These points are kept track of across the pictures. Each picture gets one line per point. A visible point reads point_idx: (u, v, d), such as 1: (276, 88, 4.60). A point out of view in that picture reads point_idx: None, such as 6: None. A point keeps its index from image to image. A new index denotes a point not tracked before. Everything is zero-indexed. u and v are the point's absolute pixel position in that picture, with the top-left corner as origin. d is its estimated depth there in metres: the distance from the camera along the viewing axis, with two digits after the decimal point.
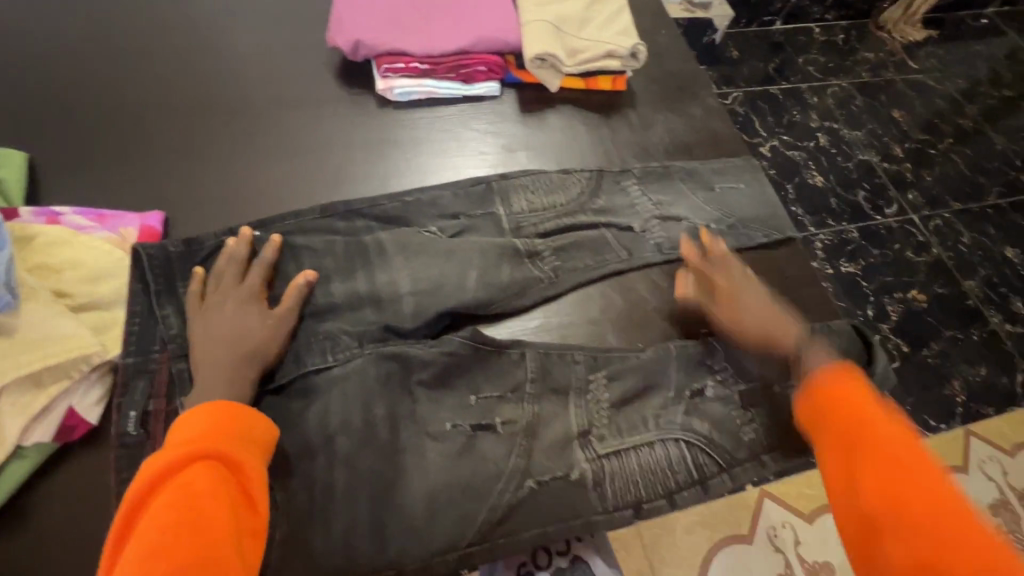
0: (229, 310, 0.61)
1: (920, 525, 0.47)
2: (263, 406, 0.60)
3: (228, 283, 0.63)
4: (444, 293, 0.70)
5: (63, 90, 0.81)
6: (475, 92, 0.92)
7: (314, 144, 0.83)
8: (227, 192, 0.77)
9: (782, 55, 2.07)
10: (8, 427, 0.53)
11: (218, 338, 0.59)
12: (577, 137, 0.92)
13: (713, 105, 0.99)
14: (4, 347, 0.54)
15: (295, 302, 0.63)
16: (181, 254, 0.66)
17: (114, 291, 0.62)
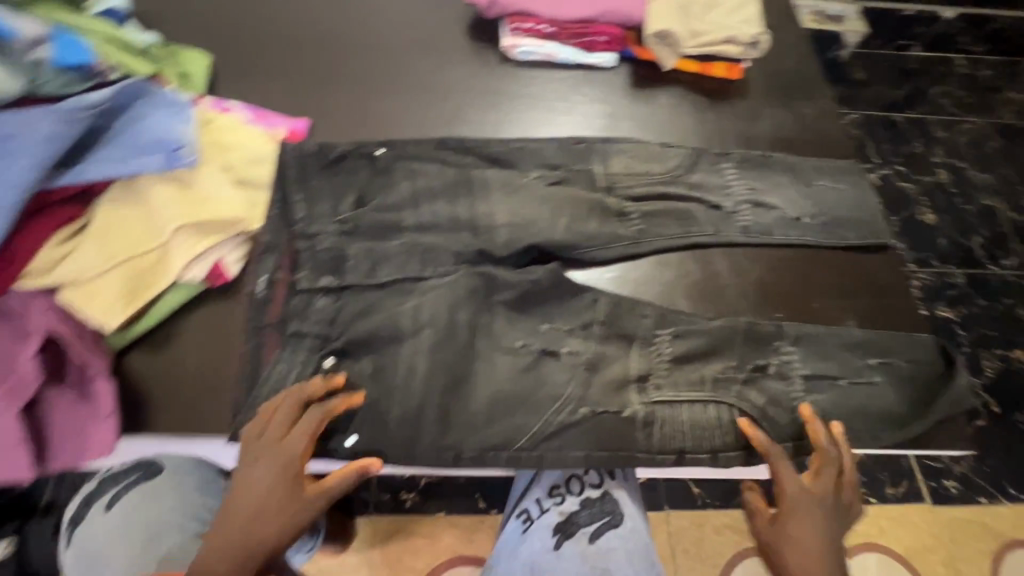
0: (258, 482, 0.57)
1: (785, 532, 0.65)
2: (365, 293, 0.68)
3: (267, 435, 0.59)
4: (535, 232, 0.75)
5: (244, 12, 0.95)
6: (592, 60, 0.96)
7: (439, 87, 0.91)
8: (360, 115, 0.87)
9: (915, 83, 1.94)
10: (175, 261, 0.64)
11: (236, 524, 0.57)
12: (682, 117, 0.95)
13: (827, 108, 0.98)
14: (185, 197, 0.65)
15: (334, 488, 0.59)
16: (315, 155, 0.75)
17: (264, 174, 0.73)
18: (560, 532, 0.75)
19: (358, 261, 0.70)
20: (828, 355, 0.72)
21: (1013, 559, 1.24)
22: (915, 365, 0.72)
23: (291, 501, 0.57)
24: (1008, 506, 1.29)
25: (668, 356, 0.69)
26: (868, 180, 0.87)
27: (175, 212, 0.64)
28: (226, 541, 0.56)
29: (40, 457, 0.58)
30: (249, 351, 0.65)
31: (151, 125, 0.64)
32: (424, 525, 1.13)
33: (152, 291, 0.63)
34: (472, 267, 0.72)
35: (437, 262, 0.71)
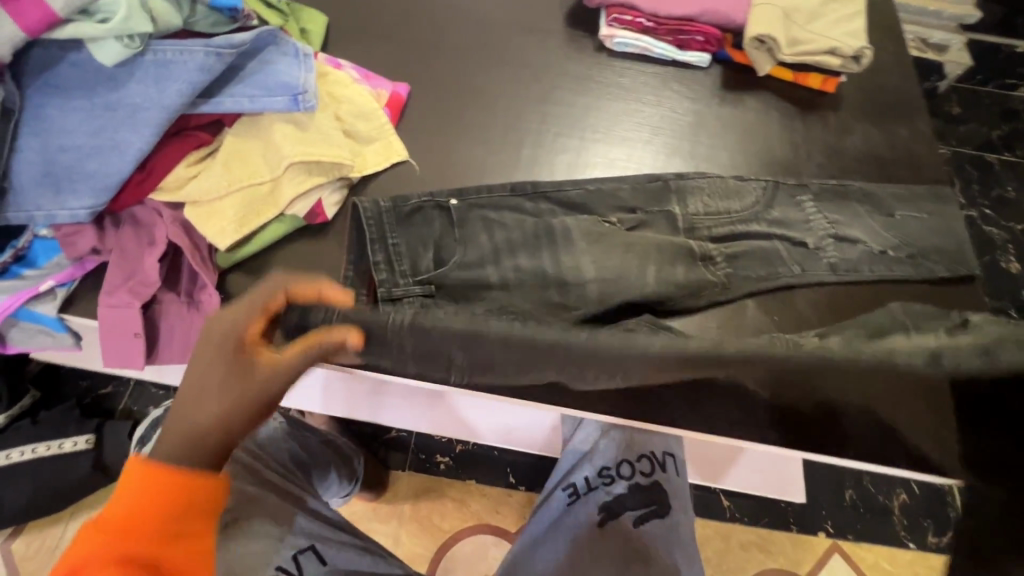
0: (208, 363, 0.50)
1: None
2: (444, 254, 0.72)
3: (233, 312, 0.52)
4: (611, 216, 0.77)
5: None
6: (685, 58, 0.97)
7: (533, 69, 0.95)
8: (456, 87, 0.91)
9: (1016, 124, 1.83)
10: (284, 194, 0.70)
11: (181, 403, 0.51)
12: (769, 124, 0.94)
13: (924, 131, 0.95)
14: (299, 138, 0.71)
15: (298, 355, 0.51)
16: (389, 209, 0.74)
17: (369, 130, 0.79)
18: (605, 511, 0.75)
19: (441, 248, 0.74)
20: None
21: None
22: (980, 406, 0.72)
23: (242, 385, 0.50)
24: None
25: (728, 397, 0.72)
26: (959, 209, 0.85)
27: (290, 150, 0.69)
28: (171, 424, 0.51)
29: (149, 353, 0.65)
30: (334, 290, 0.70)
31: (279, 70, 0.70)
32: (455, 489, 1.17)
33: (260, 219, 0.69)
34: (558, 294, 0.72)
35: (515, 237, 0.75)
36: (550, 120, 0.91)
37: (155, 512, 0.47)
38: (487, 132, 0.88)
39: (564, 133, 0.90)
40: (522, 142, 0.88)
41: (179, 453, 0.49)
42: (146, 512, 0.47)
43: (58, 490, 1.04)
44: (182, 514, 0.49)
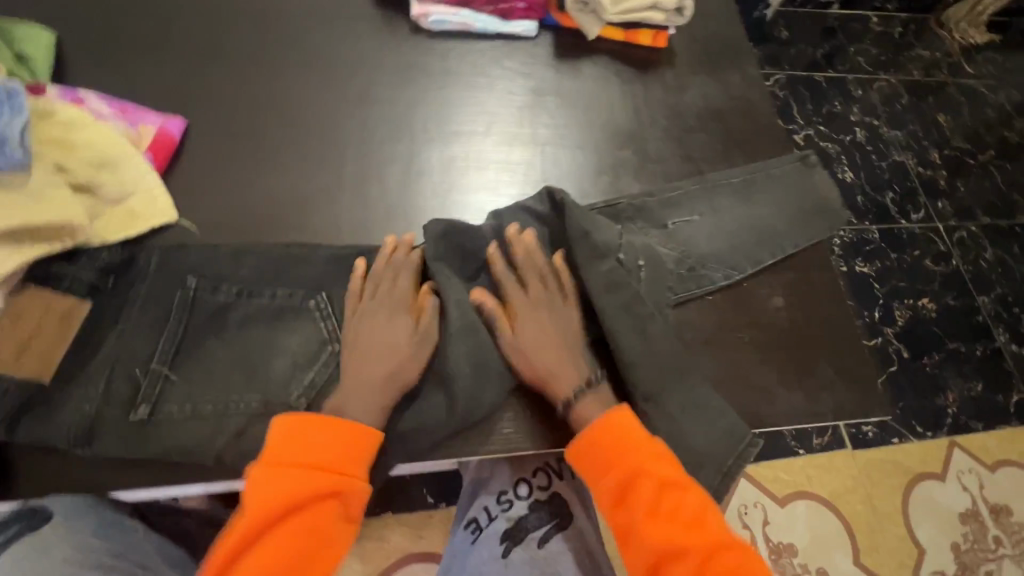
0: (385, 325, 0.59)
1: (665, 515, 0.53)
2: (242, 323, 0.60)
3: (385, 287, 0.61)
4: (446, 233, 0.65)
5: None
6: (511, 29, 0.88)
7: (342, 66, 0.82)
8: (249, 100, 0.76)
9: (833, 41, 2.01)
10: None
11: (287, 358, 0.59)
12: (610, 91, 0.89)
13: (754, 75, 0.96)
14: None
15: (435, 321, 0.61)
16: (168, 278, 0.60)
17: (118, 184, 0.62)
18: (506, 540, 0.65)
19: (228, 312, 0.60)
20: (760, 352, 0.73)
21: (922, 492, 1.34)
22: (827, 348, 0.75)
23: (410, 335, 0.59)
24: (915, 442, 1.40)
25: None
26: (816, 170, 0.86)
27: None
28: (370, 375, 0.57)
29: None
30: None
31: None
32: (371, 527, 1.09)
33: None
34: None
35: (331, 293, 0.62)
36: (373, 127, 0.78)
37: (340, 463, 0.53)
38: (298, 153, 0.74)
39: (391, 139, 0.78)
40: (344, 159, 0.75)
41: (382, 397, 0.56)
42: (335, 460, 0.53)
43: None
44: (364, 453, 0.54)
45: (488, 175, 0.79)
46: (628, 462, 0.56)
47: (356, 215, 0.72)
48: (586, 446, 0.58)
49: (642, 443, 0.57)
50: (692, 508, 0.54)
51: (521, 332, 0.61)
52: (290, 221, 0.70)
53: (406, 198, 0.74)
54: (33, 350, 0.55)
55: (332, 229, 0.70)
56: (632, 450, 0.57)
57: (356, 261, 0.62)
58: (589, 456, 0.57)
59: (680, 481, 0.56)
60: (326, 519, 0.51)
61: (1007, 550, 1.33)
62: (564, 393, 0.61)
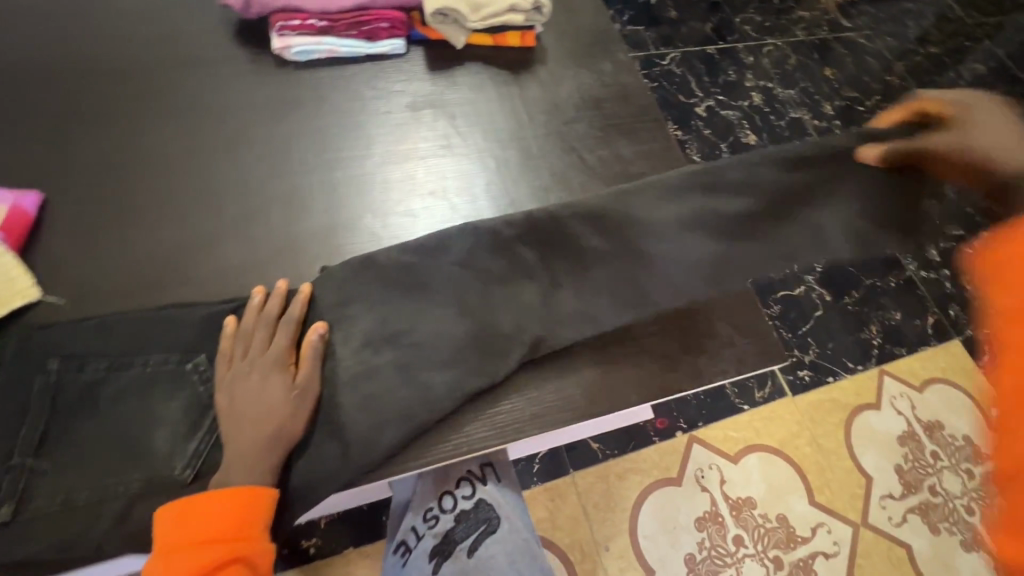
0: (259, 384, 0.58)
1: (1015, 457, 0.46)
2: (113, 394, 0.57)
3: (259, 345, 0.60)
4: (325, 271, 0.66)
5: None
6: (379, 50, 0.89)
7: (208, 112, 0.80)
8: (110, 159, 0.74)
9: (720, 14, 2.11)
10: None
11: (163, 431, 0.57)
12: (487, 96, 0.91)
13: (625, 61, 0.99)
14: None
15: (314, 365, 0.61)
16: (25, 363, 0.58)
17: None
18: (437, 555, 0.65)
19: (93, 390, 0.57)
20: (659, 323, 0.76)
21: (861, 422, 1.42)
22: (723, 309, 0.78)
23: (287, 390, 0.59)
24: (848, 377, 1.48)
25: (518, 407, 0.67)
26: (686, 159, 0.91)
27: None
28: (247, 439, 0.56)
29: None
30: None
31: None
32: (334, 565, 1.08)
33: None
34: None
35: (210, 353, 0.61)
36: (247, 168, 0.77)
37: (232, 531, 0.53)
38: (170, 206, 0.72)
39: (268, 178, 0.77)
40: (219, 205, 0.74)
41: (267, 456, 0.56)
42: (227, 529, 0.53)
43: None
44: (256, 514, 0.54)
45: (373, 199, 0.79)
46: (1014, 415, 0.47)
47: (238, 259, 0.71)
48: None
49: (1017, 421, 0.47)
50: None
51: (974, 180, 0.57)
52: (167, 277, 0.68)
53: (288, 235, 0.74)
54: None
55: (214, 277, 0.69)
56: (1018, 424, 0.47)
57: (226, 321, 0.62)
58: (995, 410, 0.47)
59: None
60: None
61: (945, 462, 1.42)
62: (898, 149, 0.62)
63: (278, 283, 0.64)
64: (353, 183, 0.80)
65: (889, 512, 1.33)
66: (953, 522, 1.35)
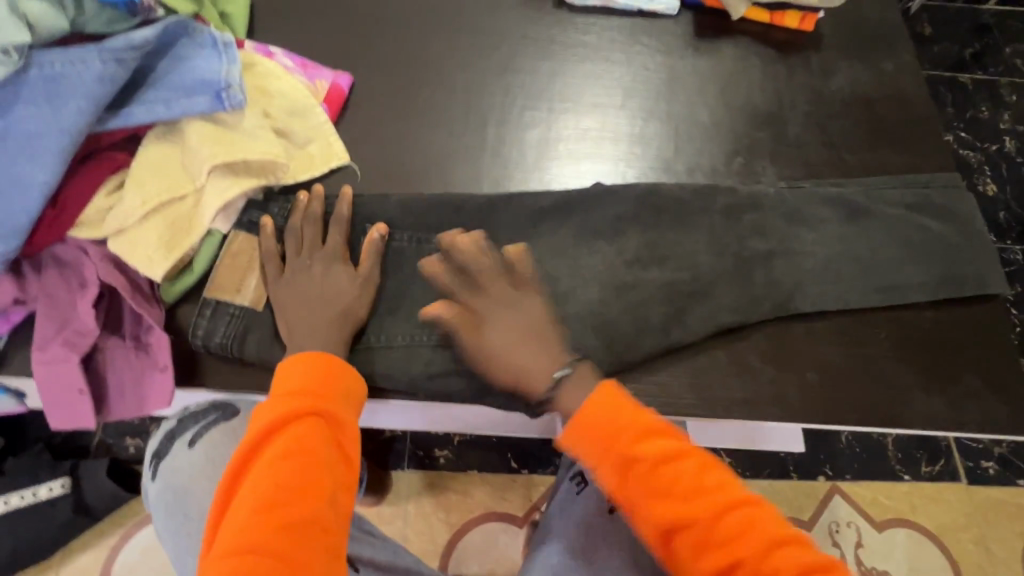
0: (518, 310, 0.60)
1: (674, 485, 0.52)
2: (391, 262, 0.64)
3: (498, 272, 0.61)
4: (583, 198, 0.69)
5: None
6: (653, 7, 0.89)
7: (489, 37, 0.86)
8: (405, 63, 0.82)
9: (986, 39, 1.81)
10: (206, 207, 0.61)
11: (527, 362, 0.59)
12: (750, 72, 0.87)
13: (910, 65, 0.89)
14: (220, 135, 0.62)
15: (375, 259, 0.61)
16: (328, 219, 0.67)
17: (304, 129, 0.70)
18: None
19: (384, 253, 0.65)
20: (895, 347, 0.70)
21: None
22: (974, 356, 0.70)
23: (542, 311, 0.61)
24: None
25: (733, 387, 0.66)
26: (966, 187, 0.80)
27: (209, 150, 0.60)
28: (312, 322, 0.57)
29: (99, 406, 0.60)
30: (200, 328, 0.61)
31: (193, 67, 0.62)
32: (458, 481, 1.15)
33: (184, 245, 0.60)
34: None
35: (488, 238, 0.67)
36: (512, 95, 0.82)
37: (311, 385, 0.53)
38: (445, 115, 0.79)
39: (531, 105, 0.81)
40: (485, 121, 0.79)
41: (339, 331, 0.57)
42: (311, 384, 0.53)
43: (29, 541, 0.93)
44: (343, 382, 0.54)
45: (620, 149, 0.80)
46: (608, 432, 0.54)
47: (494, 175, 0.76)
48: (579, 427, 0.55)
49: (631, 415, 0.54)
50: (705, 476, 0.52)
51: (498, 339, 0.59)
52: (435, 173, 0.75)
53: (539, 162, 0.78)
54: (248, 286, 0.62)
55: (473, 185, 0.75)
56: (626, 447, 0.53)
57: (300, 197, 0.63)
58: (595, 409, 0.55)
59: (703, 476, 0.52)
60: (310, 435, 0.50)
61: None
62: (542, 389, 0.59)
63: (346, 189, 0.64)
64: (605, 128, 0.81)
65: None
66: None
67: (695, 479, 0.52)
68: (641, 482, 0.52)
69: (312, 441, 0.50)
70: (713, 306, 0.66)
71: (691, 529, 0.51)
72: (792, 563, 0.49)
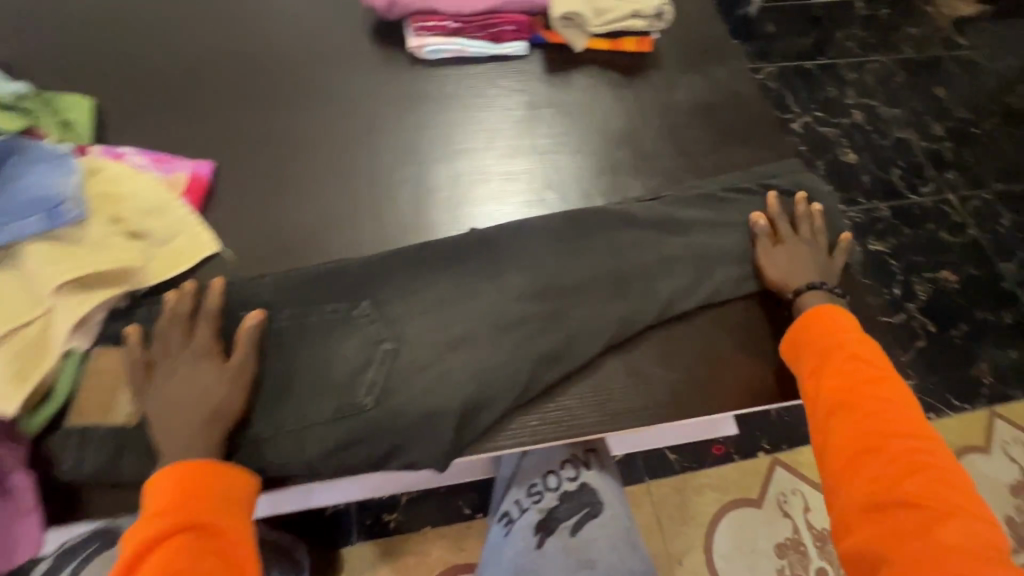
0: (802, 252, 0.74)
1: (839, 374, 0.61)
2: (274, 345, 0.64)
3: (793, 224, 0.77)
4: (463, 242, 0.71)
5: (129, 48, 0.88)
6: (502, 51, 0.94)
7: (350, 102, 0.88)
8: (268, 140, 0.83)
9: (821, 30, 2.05)
10: (57, 329, 0.58)
11: (779, 269, 0.73)
12: (602, 98, 0.94)
13: (740, 69, 0.99)
14: (63, 252, 0.59)
15: (251, 348, 0.60)
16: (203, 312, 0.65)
17: (164, 225, 0.68)
18: (541, 530, 0.69)
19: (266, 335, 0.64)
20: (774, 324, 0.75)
21: (965, 466, 1.33)
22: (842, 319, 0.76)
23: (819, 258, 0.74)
24: (951, 416, 1.39)
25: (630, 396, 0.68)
26: (806, 169, 0.89)
27: (53, 270, 0.58)
28: (189, 429, 0.55)
29: None
30: (68, 459, 0.58)
31: (24, 187, 0.60)
32: (412, 543, 1.11)
33: (37, 373, 0.57)
34: (422, 347, 0.65)
35: (372, 300, 0.67)
36: (380, 154, 0.84)
37: (180, 501, 0.50)
38: (314, 185, 0.80)
39: (408, 158, 0.84)
40: (360, 182, 0.81)
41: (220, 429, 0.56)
42: (179, 499, 0.50)
43: None
44: (216, 488, 0.53)
45: (500, 186, 0.83)
46: (833, 342, 0.65)
47: (373, 235, 0.77)
48: (800, 325, 0.68)
49: (856, 334, 0.65)
50: (874, 380, 0.60)
51: (774, 255, 0.74)
52: (317, 242, 0.75)
53: (422, 212, 0.80)
54: (117, 403, 0.59)
55: (354, 248, 0.76)
56: (861, 367, 0.61)
57: (166, 298, 0.61)
58: (802, 325, 0.68)
59: (878, 380, 0.60)
60: (185, 552, 0.48)
61: None
62: (793, 286, 0.72)
63: (216, 281, 0.62)
64: (475, 171, 0.84)
65: None
66: None
67: (863, 375, 0.60)
68: (834, 371, 0.62)
69: (189, 557, 0.47)
70: (599, 323, 0.69)
71: (853, 407, 0.58)
72: (944, 469, 0.53)
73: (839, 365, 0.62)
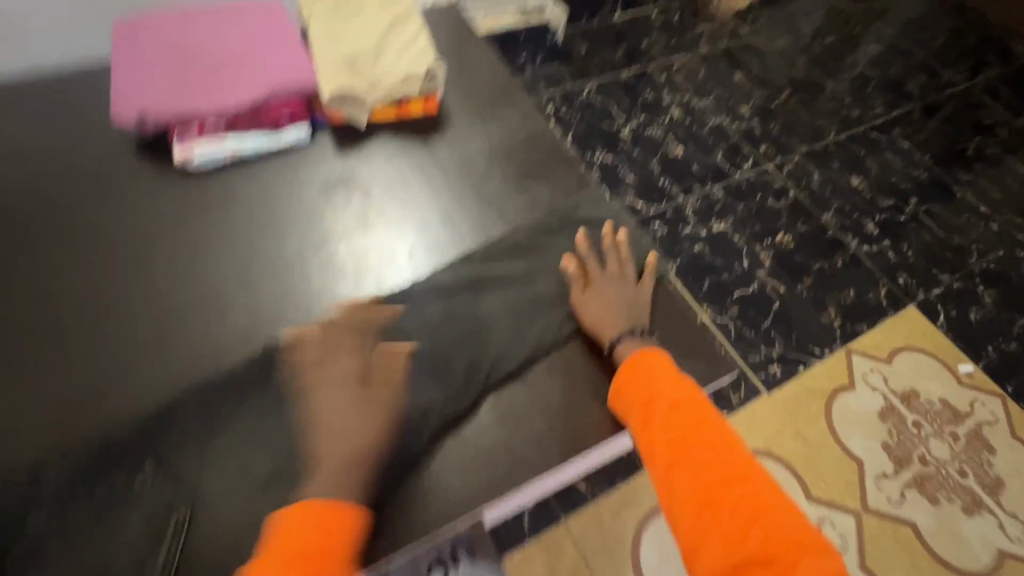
0: (616, 288, 0.77)
1: (665, 430, 0.62)
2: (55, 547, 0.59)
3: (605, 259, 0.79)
4: (253, 371, 0.71)
5: None
6: (284, 142, 0.91)
7: (121, 237, 0.82)
8: (28, 304, 0.76)
9: (627, 42, 2.23)
10: None
11: (599, 319, 0.75)
12: (397, 165, 0.92)
13: (529, 108, 1.03)
14: None
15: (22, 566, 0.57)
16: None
17: None
18: None
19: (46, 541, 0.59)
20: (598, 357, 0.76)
21: (839, 407, 1.44)
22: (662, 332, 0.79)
23: (637, 294, 0.76)
24: (817, 364, 1.51)
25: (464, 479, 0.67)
26: (602, 193, 0.94)
27: None
28: None
29: None
30: None
31: None
32: None
33: None
34: None
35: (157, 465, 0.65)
36: (163, 285, 0.78)
37: None
38: (91, 340, 0.74)
39: (195, 279, 0.79)
40: (145, 319, 0.76)
41: None
42: None
43: None
44: None
45: (298, 284, 0.80)
46: (653, 395, 0.66)
47: (167, 375, 0.72)
48: (620, 381, 0.69)
49: (672, 377, 0.67)
50: (696, 425, 0.61)
51: (589, 300, 0.76)
52: (101, 400, 0.70)
53: (217, 334, 0.75)
54: None
55: (144, 398, 0.70)
56: (683, 415, 0.62)
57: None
58: (626, 379, 0.69)
59: (700, 425, 0.61)
60: None
61: (929, 430, 1.43)
62: (609, 337, 0.74)
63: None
64: (271, 275, 0.81)
65: (887, 492, 1.34)
66: (949, 489, 1.36)
67: (685, 423, 0.61)
68: (661, 428, 0.62)
69: None
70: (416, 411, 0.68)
71: (687, 462, 0.58)
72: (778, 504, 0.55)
73: (664, 419, 0.63)
